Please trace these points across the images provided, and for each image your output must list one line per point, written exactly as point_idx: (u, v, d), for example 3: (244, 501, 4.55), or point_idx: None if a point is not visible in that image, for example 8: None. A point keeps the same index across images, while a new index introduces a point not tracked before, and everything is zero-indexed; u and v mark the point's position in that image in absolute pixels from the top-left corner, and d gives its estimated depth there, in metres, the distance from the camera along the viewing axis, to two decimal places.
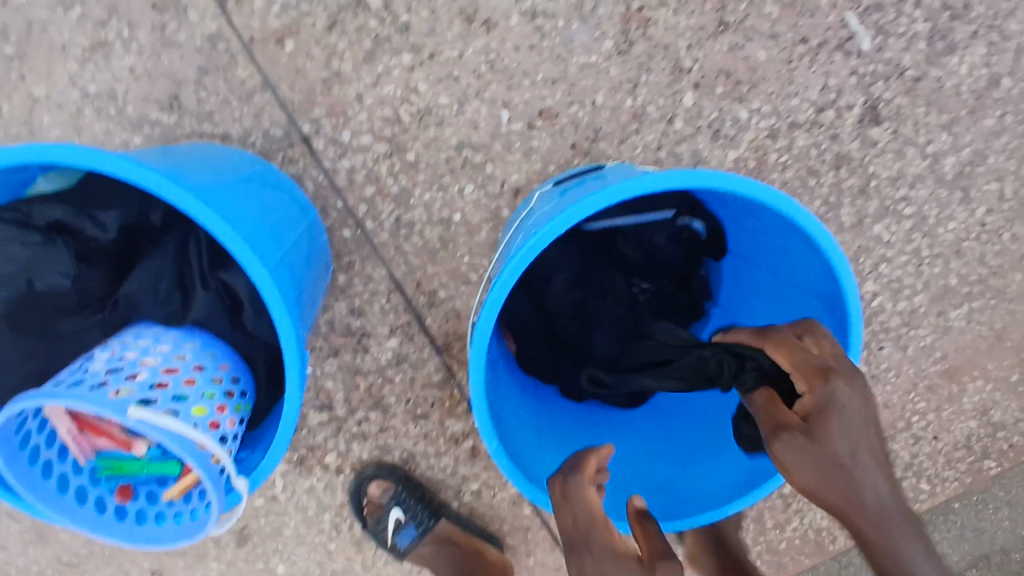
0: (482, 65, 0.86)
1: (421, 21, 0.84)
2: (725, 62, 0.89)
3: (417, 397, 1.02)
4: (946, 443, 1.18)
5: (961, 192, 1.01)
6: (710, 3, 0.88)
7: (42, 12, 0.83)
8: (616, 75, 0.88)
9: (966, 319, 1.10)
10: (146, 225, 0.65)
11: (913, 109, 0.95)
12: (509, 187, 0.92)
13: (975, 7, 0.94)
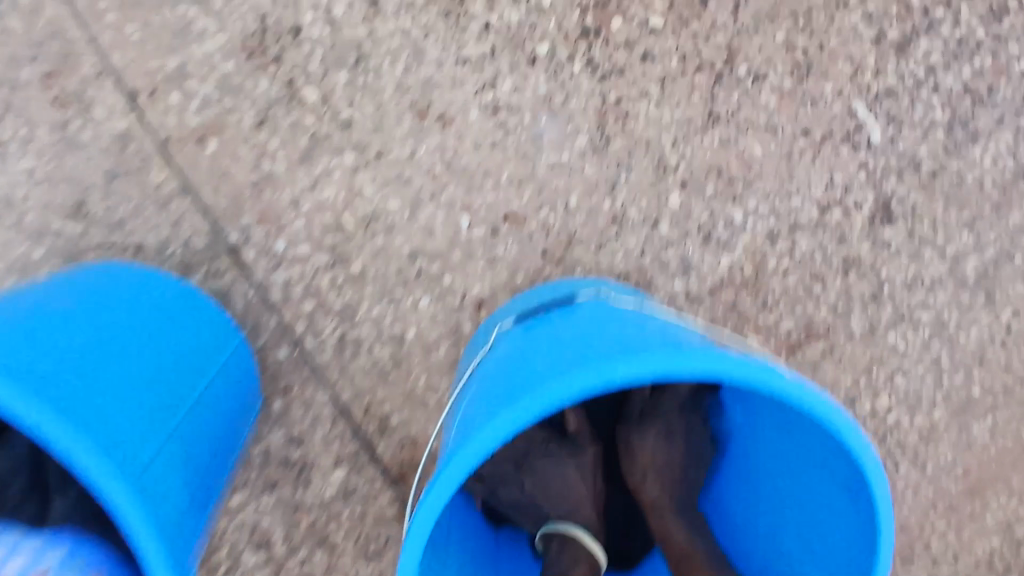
0: (438, 164, 0.75)
1: (365, 116, 0.73)
2: (715, 158, 0.78)
3: (369, 535, 0.87)
4: (966, 565, 1.03)
5: (984, 294, 0.89)
6: (698, 93, 0.76)
7: None
8: (591, 175, 0.77)
9: (989, 433, 0.97)
10: None
11: (930, 206, 0.84)
12: (471, 299, 0.79)
13: (1000, 91, 0.81)
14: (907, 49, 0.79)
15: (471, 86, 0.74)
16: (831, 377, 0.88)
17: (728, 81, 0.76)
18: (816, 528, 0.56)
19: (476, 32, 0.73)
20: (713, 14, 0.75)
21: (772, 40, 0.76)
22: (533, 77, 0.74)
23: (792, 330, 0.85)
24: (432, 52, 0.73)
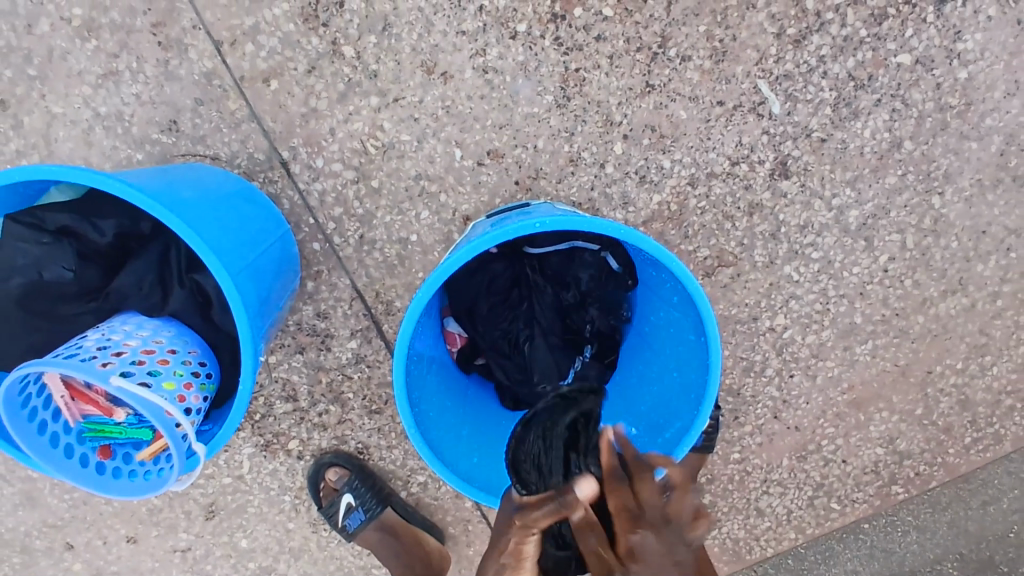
0: (440, 109, 1.01)
1: (388, 69, 0.99)
2: (650, 118, 1.03)
3: (373, 394, 1.14)
4: (855, 467, 1.25)
5: (865, 241, 1.13)
6: (639, 68, 1.02)
7: (62, 42, 0.99)
8: (555, 124, 1.02)
9: (871, 354, 1.19)
10: (136, 232, 0.76)
11: (818, 166, 1.08)
12: (460, 215, 1.05)
13: (878, 78, 1.07)
14: (803, 42, 1.04)
15: (468, 52, 0.99)
16: (737, 297, 1.13)
17: (661, 60, 1.01)
18: (685, 364, 0.80)
19: (473, 12, 0.98)
20: (651, 7, 1.00)
21: (696, 31, 1.01)
22: (513, 48, 1.00)
23: (707, 257, 1.10)
24: (439, 24, 0.99)
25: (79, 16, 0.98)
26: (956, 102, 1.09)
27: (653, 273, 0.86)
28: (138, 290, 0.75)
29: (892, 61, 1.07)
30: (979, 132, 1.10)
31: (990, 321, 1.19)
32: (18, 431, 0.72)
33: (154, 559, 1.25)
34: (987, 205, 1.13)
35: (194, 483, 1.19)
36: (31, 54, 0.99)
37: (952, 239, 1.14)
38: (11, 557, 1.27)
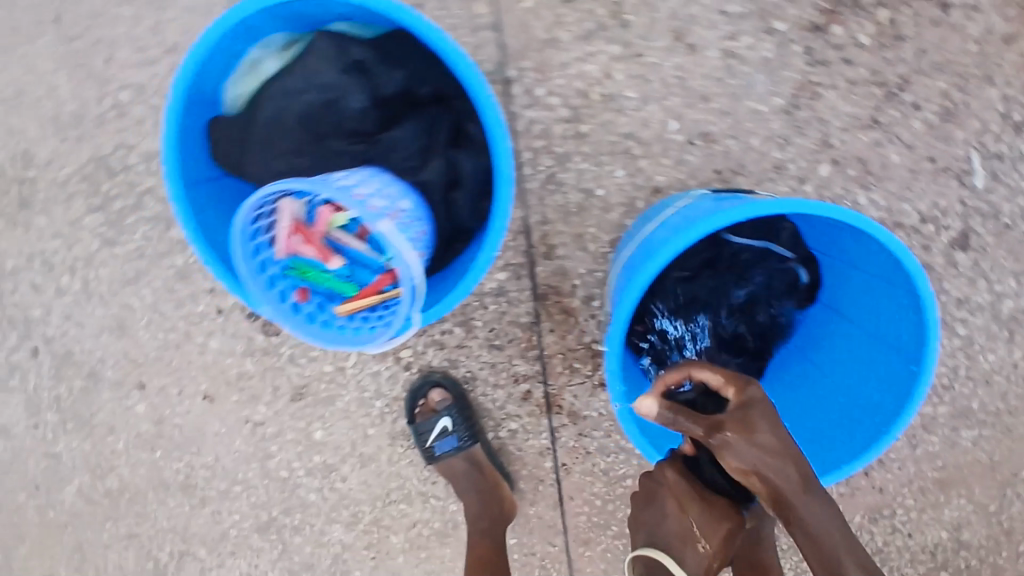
0: (673, 78, 1.00)
1: (640, 23, 0.98)
2: (864, 151, 1.03)
3: (501, 329, 1.13)
4: (917, 543, 1.26)
5: (1009, 333, 1.14)
6: (871, 100, 1.02)
7: None
8: (775, 128, 1.01)
9: (973, 441, 1.20)
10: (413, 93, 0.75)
11: (994, 249, 1.10)
12: (650, 185, 1.03)
13: None
14: None
15: (722, 31, 0.98)
16: None
17: (895, 100, 1.02)
18: (871, 389, 0.85)
19: None
20: (903, 48, 1.01)
21: (935, 86, 1.03)
22: (765, 42, 0.99)
23: None
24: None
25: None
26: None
27: (855, 297, 0.89)
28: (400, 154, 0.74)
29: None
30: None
31: None
32: (236, 240, 0.70)
33: (222, 424, 1.23)
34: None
35: (294, 361, 1.17)
36: None
37: None
38: (76, 379, 1.22)
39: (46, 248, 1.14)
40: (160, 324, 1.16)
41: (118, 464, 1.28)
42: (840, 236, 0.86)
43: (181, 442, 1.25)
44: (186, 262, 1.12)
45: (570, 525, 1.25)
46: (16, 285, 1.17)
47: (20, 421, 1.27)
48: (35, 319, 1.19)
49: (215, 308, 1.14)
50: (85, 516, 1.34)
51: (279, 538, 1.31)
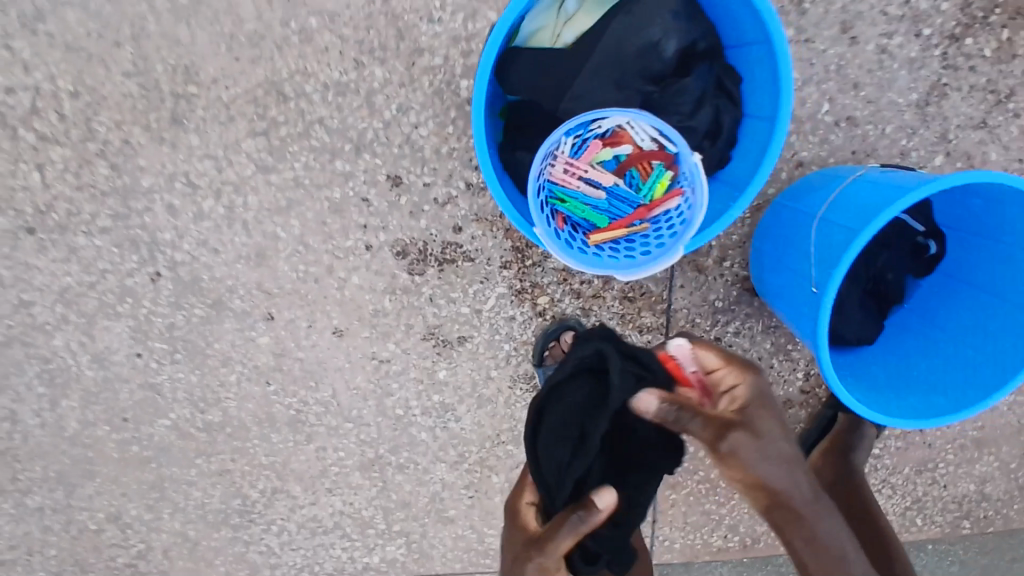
0: (833, 65, 1.14)
1: (815, 13, 1.12)
2: (971, 148, 1.19)
3: (636, 282, 1.23)
4: (950, 493, 1.52)
5: None
6: (984, 106, 1.17)
7: None
8: (906, 118, 1.17)
9: (1007, 404, 1.44)
10: (694, 50, 0.79)
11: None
12: (796, 158, 1.18)
13: None
14: None
15: (881, 29, 1.13)
16: None
17: (1002, 107, 1.17)
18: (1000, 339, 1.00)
19: (900, 1, 1.13)
20: (1016, 65, 1.16)
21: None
22: (912, 43, 1.14)
23: None
24: None
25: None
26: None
27: (981, 263, 1.04)
28: (683, 103, 0.79)
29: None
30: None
31: None
32: (528, 182, 0.76)
33: (346, 359, 1.24)
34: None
35: (432, 301, 1.21)
36: None
37: None
38: (198, 307, 1.19)
39: (194, 169, 1.11)
40: (304, 256, 1.16)
41: (225, 398, 1.26)
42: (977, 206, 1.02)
43: (300, 376, 1.25)
44: (343, 196, 1.13)
45: None
46: (149, 204, 1.12)
47: (120, 348, 1.21)
48: (161, 242, 1.14)
49: (365, 243, 1.16)
50: (174, 452, 1.29)
51: (381, 476, 1.33)
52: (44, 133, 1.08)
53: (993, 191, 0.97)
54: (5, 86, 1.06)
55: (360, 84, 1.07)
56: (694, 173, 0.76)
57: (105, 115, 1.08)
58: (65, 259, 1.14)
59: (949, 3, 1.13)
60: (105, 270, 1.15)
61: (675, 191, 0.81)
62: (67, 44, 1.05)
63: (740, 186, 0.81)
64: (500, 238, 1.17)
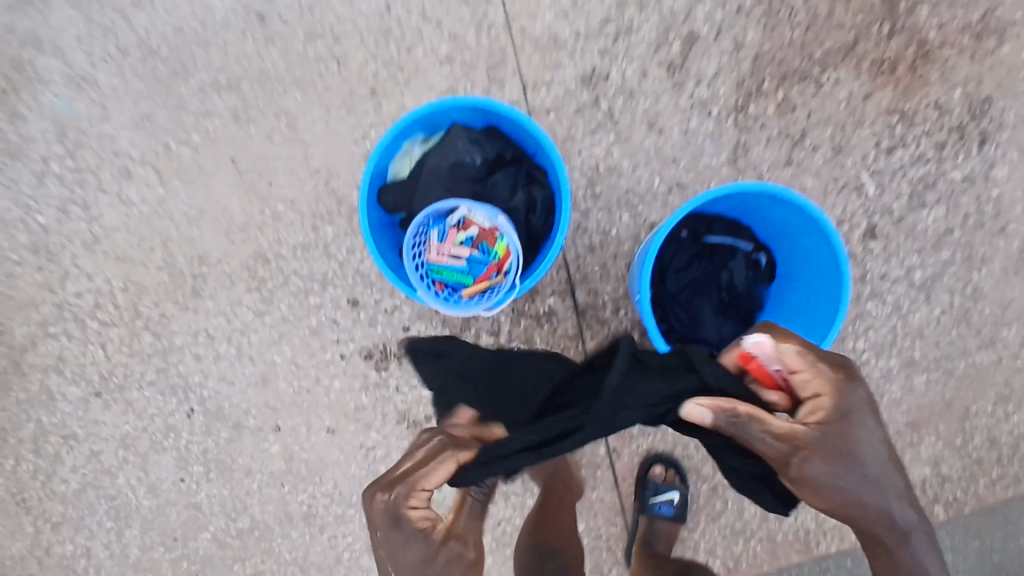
0: (653, 149, 1.50)
1: (626, 119, 1.50)
2: (787, 181, 1.51)
3: (555, 342, 1.53)
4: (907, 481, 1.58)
5: (924, 296, 1.55)
6: (784, 150, 1.50)
7: (422, 63, 1.49)
8: (725, 173, 1.51)
9: (925, 384, 1.57)
10: (504, 158, 1.23)
11: (895, 235, 1.53)
12: (648, 222, 1.52)
13: (937, 186, 1.53)
14: (892, 152, 1.51)
15: (680, 118, 1.49)
16: None
17: (799, 147, 1.50)
18: (820, 310, 1.26)
19: (687, 95, 1.49)
20: (797, 115, 1.50)
21: (824, 133, 1.50)
22: (707, 121, 1.49)
23: None
24: (665, 98, 1.49)
25: (440, 51, 1.49)
26: (990, 209, 1.54)
27: (797, 259, 1.33)
28: (500, 192, 1.22)
29: (949, 174, 1.52)
30: (1005, 233, 1.55)
31: (1013, 374, 1.58)
32: (406, 265, 1.18)
33: (341, 452, 1.55)
34: (1009, 286, 1.56)
35: (399, 390, 1.54)
36: (403, 66, 1.49)
37: (984, 306, 1.56)
38: (223, 431, 1.54)
39: (210, 324, 1.52)
40: (297, 373, 1.53)
41: (250, 504, 1.55)
42: (769, 219, 1.31)
43: (307, 473, 1.55)
44: (319, 321, 1.52)
45: (627, 506, 1.56)
46: (180, 357, 1.52)
47: (168, 477, 1.54)
48: (192, 385, 1.53)
49: (340, 353, 1.53)
50: (216, 561, 1.56)
51: None
52: (105, 320, 1.50)
53: (773, 205, 1.27)
54: (77, 292, 1.49)
55: (318, 240, 1.50)
56: (509, 233, 1.18)
57: (147, 299, 1.50)
58: (124, 412, 1.53)
59: (724, 88, 1.49)
60: (153, 414, 1.53)
61: (510, 249, 1.19)
62: (115, 257, 1.49)
63: (555, 233, 1.20)
64: (440, 329, 1.52)
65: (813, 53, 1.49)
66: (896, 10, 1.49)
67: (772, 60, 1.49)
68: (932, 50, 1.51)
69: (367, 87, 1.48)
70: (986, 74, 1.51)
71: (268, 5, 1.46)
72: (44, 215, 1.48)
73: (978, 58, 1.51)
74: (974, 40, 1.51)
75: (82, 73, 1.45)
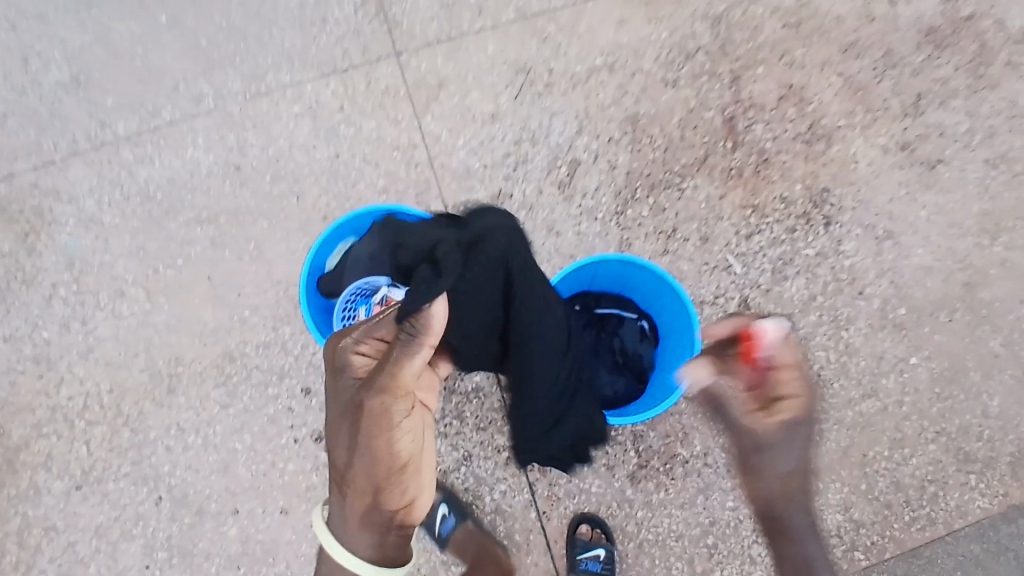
0: (552, 247, 1.77)
1: (528, 225, 1.78)
2: (669, 266, 1.76)
3: (484, 415, 1.72)
4: (822, 528, 1.69)
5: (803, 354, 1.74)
6: (662, 240, 1.77)
7: (360, 193, 1.80)
8: None
9: (820, 434, 1.71)
10: None
11: (765, 304, 1.75)
12: None
13: (797, 261, 1.76)
14: (751, 238, 1.77)
15: (572, 222, 1.78)
16: None
17: (673, 238, 1.77)
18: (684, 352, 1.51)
19: (577, 204, 1.78)
20: (668, 214, 1.78)
21: (691, 227, 1.77)
22: (595, 223, 1.78)
23: None
24: (559, 208, 1.78)
25: (378, 184, 1.81)
26: (846, 278, 1.77)
27: (668, 318, 1.60)
28: None
29: (805, 251, 1.77)
30: (864, 295, 1.76)
31: (902, 421, 1.73)
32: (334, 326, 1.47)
33: (293, 532, 1.69)
34: (879, 340, 1.75)
35: None
36: (348, 197, 1.80)
37: (860, 360, 1.74)
38: (187, 517, 1.70)
39: (181, 418, 1.74)
40: (254, 458, 1.72)
41: None
42: (641, 284, 1.60)
43: (262, 553, 1.69)
44: (275, 410, 1.73)
45: (559, 567, 1.69)
46: (153, 449, 1.72)
47: (135, 564, 1.69)
48: (162, 474, 1.72)
49: (293, 438, 1.72)
50: None
51: None
52: (91, 419, 1.73)
53: (638, 270, 1.58)
54: (69, 396, 1.74)
55: (275, 339, 1.75)
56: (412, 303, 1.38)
57: (128, 399, 1.74)
58: (100, 503, 1.71)
59: (605, 198, 1.78)
60: (126, 503, 1.71)
61: None
62: (104, 364, 1.76)
63: None
64: None
65: (673, 166, 1.79)
66: (734, 129, 1.81)
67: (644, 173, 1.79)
68: (772, 156, 1.80)
69: (320, 213, 1.80)
70: (820, 171, 1.80)
71: (242, 157, 1.82)
72: (48, 329, 1.78)
73: (811, 160, 1.80)
74: (805, 145, 1.81)
75: (92, 216, 1.82)
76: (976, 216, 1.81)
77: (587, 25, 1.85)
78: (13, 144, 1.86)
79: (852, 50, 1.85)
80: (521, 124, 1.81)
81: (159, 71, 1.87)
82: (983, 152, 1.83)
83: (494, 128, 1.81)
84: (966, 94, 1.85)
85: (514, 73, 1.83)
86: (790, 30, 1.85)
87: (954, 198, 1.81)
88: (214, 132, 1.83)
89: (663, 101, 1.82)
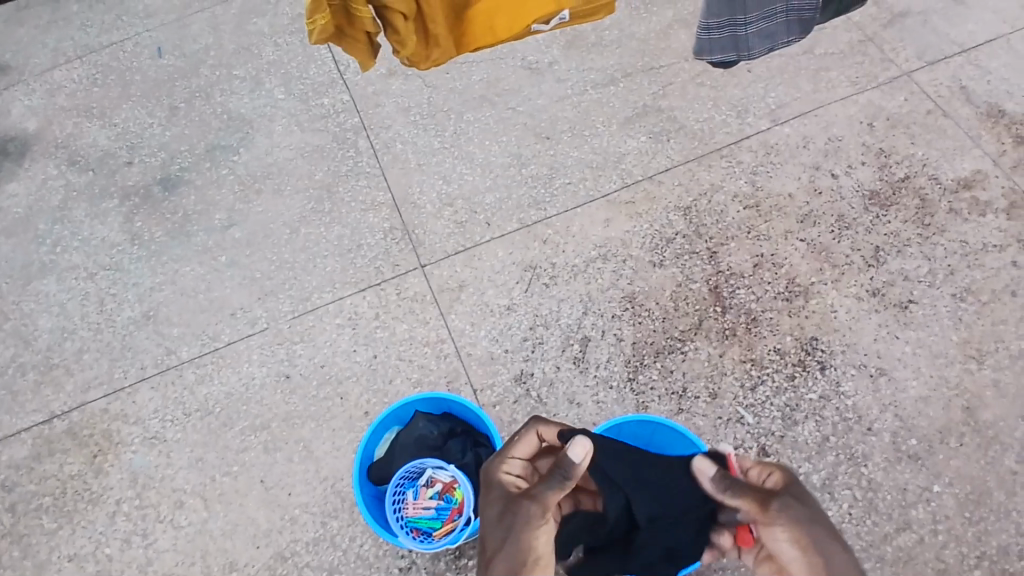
0: (576, 417, 1.93)
1: (552, 399, 1.95)
2: (686, 423, 1.90)
3: None
4: None
5: (829, 494, 1.81)
6: (675, 400, 1.93)
7: (396, 386, 2.01)
8: None
9: None
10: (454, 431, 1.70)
11: (784, 450, 1.86)
12: None
13: (803, 406, 1.90)
14: (756, 389, 1.93)
15: (591, 392, 1.95)
16: None
17: (685, 397, 1.93)
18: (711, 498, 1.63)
19: (593, 375, 1.97)
20: (677, 376, 1.96)
21: (699, 385, 1.94)
22: (612, 391, 1.95)
23: None
24: (578, 383, 1.97)
25: (413, 377, 2.02)
26: (853, 416, 1.89)
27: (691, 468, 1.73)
28: (453, 455, 1.66)
29: (808, 396, 1.91)
30: (874, 431, 1.87)
31: (942, 550, 1.74)
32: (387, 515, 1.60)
33: None
34: (899, 472, 1.83)
35: None
36: (387, 391, 2.00)
37: (886, 493, 1.80)
38: None
39: None
40: None
41: None
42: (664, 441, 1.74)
43: None
44: None
45: None
46: None
47: None
48: None
49: None
50: None
51: None
52: None
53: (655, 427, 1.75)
54: None
55: (326, 533, 1.85)
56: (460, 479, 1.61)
57: None
58: None
59: (617, 367, 1.98)
60: None
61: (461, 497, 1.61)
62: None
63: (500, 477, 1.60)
64: None
65: (673, 333, 2.01)
66: (721, 296, 2.05)
67: (649, 343, 2.00)
68: (759, 315, 2.03)
69: (362, 409, 1.98)
70: (805, 323, 2.01)
71: (291, 367, 2.06)
72: (110, 545, 1.89)
73: (795, 314, 2.02)
74: (786, 302, 2.04)
75: (156, 433, 2.02)
76: (958, 344, 1.98)
77: (580, 225, 2.19)
78: (87, 376, 2.11)
79: (807, 219, 2.16)
80: (533, 311, 2.07)
81: (220, 301, 2.18)
82: (948, 288, 2.05)
83: (511, 319, 2.06)
84: (918, 242, 2.12)
85: (522, 272, 2.12)
86: (751, 211, 2.18)
87: (933, 330, 1.99)
88: (266, 348, 2.09)
89: (654, 279, 2.09)
